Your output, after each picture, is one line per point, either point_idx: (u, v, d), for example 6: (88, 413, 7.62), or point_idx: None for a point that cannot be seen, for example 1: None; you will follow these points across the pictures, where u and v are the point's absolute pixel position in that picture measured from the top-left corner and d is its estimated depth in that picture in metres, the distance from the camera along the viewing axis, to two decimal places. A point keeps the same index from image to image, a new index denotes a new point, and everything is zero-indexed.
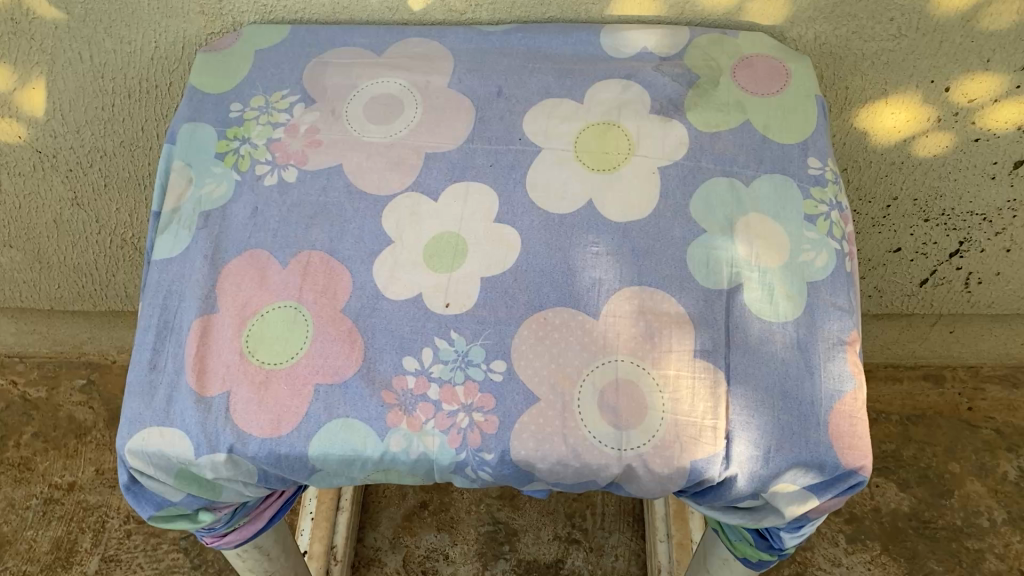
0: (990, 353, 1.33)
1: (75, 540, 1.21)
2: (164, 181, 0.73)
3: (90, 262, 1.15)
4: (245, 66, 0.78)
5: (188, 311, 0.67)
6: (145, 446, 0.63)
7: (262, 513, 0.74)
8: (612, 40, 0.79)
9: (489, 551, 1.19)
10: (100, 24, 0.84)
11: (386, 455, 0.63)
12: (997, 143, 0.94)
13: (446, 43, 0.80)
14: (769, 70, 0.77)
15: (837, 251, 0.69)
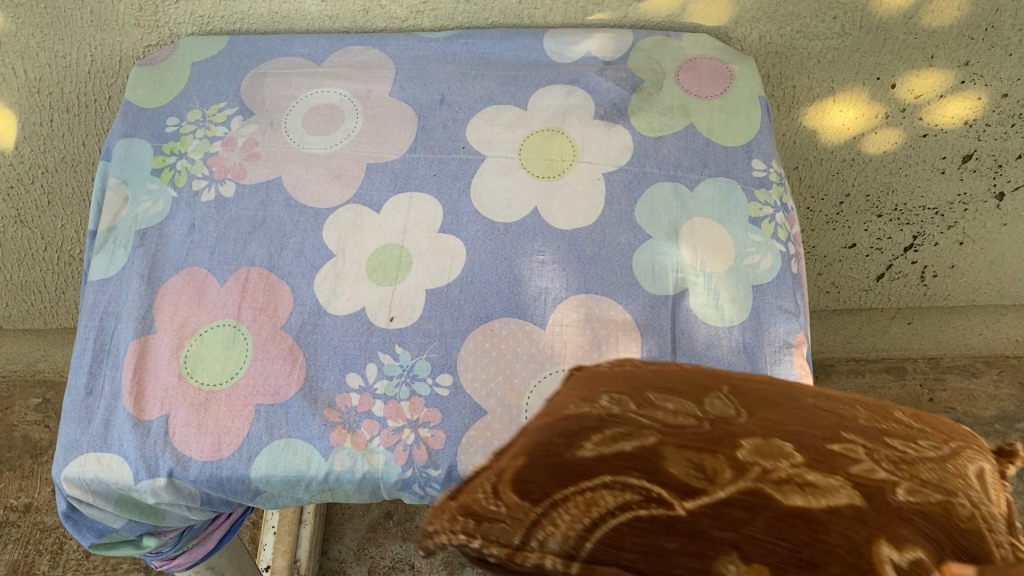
0: (950, 344, 1.34)
1: (32, 562, 1.18)
2: (100, 199, 0.71)
3: (38, 280, 1.12)
4: (181, 79, 0.77)
5: (125, 333, 0.65)
6: (82, 473, 0.61)
7: (212, 535, 0.72)
8: (555, 44, 0.79)
9: (456, 559, 1.18)
10: (32, 38, 0.82)
11: (331, 475, 0.61)
12: (945, 138, 0.94)
13: (387, 51, 0.79)
14: (711, 72, 0.76)
15: (781, 253, 0.68)
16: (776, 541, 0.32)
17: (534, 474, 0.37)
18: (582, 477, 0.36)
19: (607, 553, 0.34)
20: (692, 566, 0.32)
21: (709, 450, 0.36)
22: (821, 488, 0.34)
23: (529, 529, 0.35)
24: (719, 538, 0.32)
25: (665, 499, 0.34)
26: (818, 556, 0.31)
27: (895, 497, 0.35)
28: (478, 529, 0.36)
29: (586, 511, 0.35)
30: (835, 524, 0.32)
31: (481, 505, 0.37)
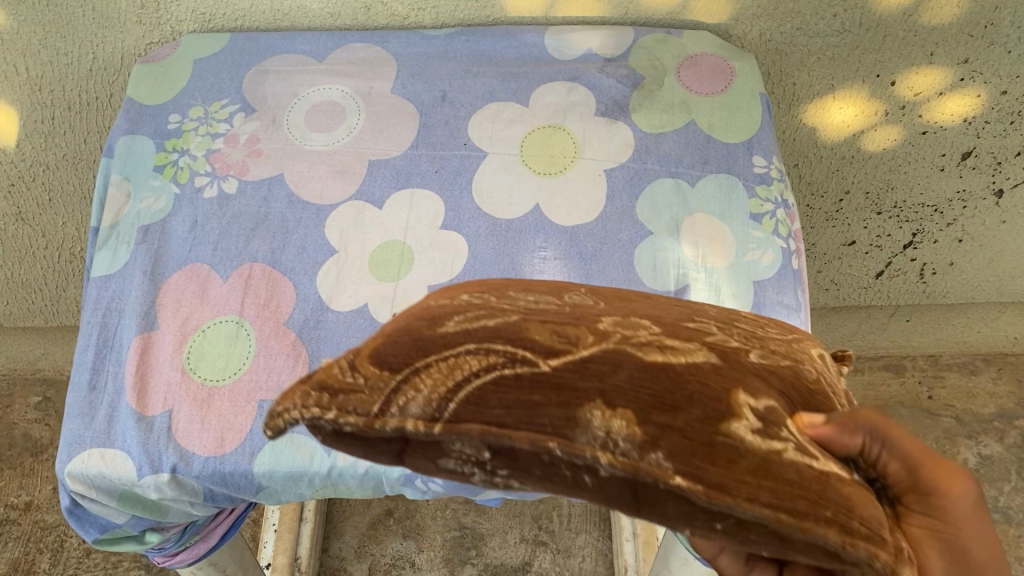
0: (948, 341, 1.34)
1: (33, 560, 1.18)
2: (102, 195, 0.72)
3: (39, 278, 1.13)
4: (183, 77, 0.77)
5: (128, 330, 0.65)
6: (85, 468, 0.61)
7: (214, 531, 0.72)
8: (556, 41, 0.79)
9: (456, 556, 1.17)
10: (34, 35, 0.82)
11: (334, 470, 0.61)
12: (944, 135, 0.94)
13: (388, 48, 0.79)
14: (712, 69, 0.77)
15: (782, 249, 0.68)
16: (640, 389, 0.32)
17: (394, 347, 0.34)
18: (444, 346, 0.34)
19: (472, 413, 0.31)
20: (557, 415, 0.31)
21: (574, 323, 0.36)
22: (678, 349, 0.35)
23: (388, 396, 0.32)
24: (585, 388, 0.32)
25: (530, 359, 0.33)
26: (682, 402, 0.32)
27: (745, 360, 0.37)
28: (334, 399, 0.33)
29: (450, 374, 0.32)
30: (695, 375, 0.33)
31: (336, 378, 0.34)
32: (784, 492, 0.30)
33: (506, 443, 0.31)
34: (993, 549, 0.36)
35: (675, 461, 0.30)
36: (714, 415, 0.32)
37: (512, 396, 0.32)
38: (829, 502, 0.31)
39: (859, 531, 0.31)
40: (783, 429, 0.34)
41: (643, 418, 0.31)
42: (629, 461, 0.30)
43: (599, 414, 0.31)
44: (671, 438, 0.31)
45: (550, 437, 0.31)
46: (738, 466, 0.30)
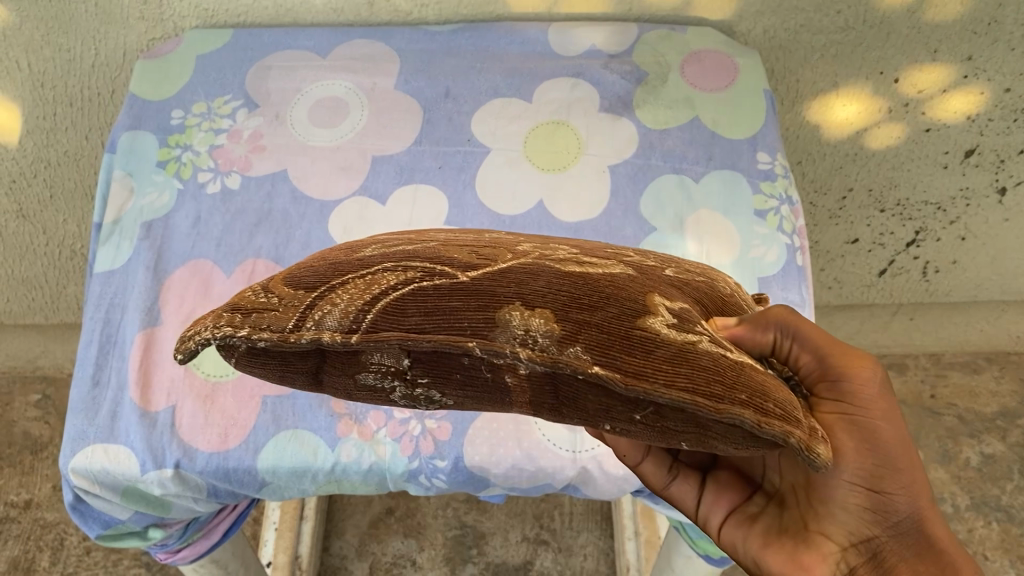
0: (951, 340, 1.34)
1: (33, 558, 1.17)
2: (105, 191, 0.71)
3: (39, 275, 1.12)
4: (186, 72, 0.77)
5: (130, 325, 0.65)
6: (89, 464, 0.60)
7: (216, 527, 0.72)
8: (560, 37, 0.79)
9: (457, 555, 1.17)
10: (37, 31, 0.81)
11: (338, 466, 0.61)
12: (947, 133, 0.94)
13: (392, 43, 0.79)
14: (716, 66, 0.77)
15: (787, 245, 0.68)
16: (559, 290, 0.31)
17: (310, 271, 0.34)
18: (363, 267, 0.33)
19: (389, 321, 0.30)
20: (476, 318, 0.30)
21: (495, 248, 0.36)
22: (591, 263, 0.35)
23: (304, 313, 0.31)
24: (503, 292, 0.31)
25: (448, 273, 0.32)
26: (598, 301, 0.31)
27: (660, 275, 0.38)
28: (246, 319, 0.32)
29: (368, 288, 0.31)
30: (609, 279, 0.33)
31: (251, 301, 0.33)
32: (700, 377, 0.30)
33: (425, 347, 0.30)
34: (891, 420, 0.42)
35: (594, 353, 0.29)
36: (630, 312, 0.31)
37: (428, 302, 0.30)
38: (743, 386, 0.30)
39: (773, 414, 0.30)
40: (698, 326, 0.33)
41: (561, 316, 0.30)
42: (547, 355, 0.29)
43: (517, 314, 0.30)
44: (590, 333, 0.30)
45: (469, 336, 0.29)
46: (654, 355, 0.30)
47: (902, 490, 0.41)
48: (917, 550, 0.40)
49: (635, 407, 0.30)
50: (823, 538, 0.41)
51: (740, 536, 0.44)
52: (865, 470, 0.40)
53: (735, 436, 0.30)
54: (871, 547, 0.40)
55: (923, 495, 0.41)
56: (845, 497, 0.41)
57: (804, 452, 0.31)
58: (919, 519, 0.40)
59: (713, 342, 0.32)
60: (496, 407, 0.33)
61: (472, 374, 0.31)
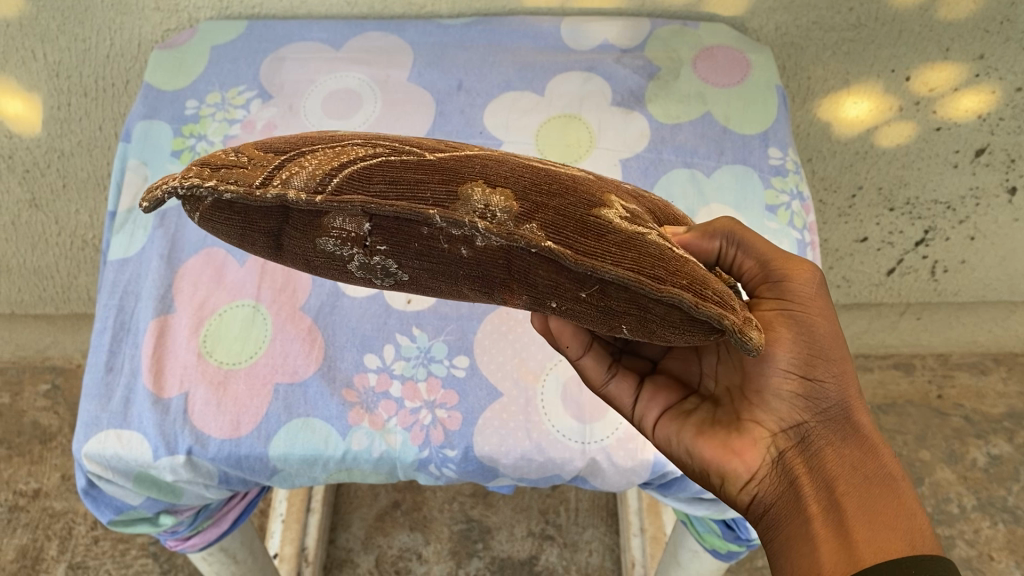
0: (958, 340, 1.34)
1: (42, 547, 1.17)
2: (119, 179, 0.72)
3: (51, 265, 1.13)
4: (201, 63, 0.78)
5: (144, 312, 0.66)
6: (102, 450, 0.61)
7: (226, 515, 0.73)
8: (573, 32, 0.79)
9: (463, 549, 1.17)
10: (53, 20, 0.82)
11: (349, 454, 0.61)
12: (958, 131, 0.94)
13: (405, 36, 0.79)
14: (728, 61, 0.77)
15: (797, 241, 0.68)
16: (521, 176, 0.34)
17: (279, 139, 0.36)
18: (336, 142, 0.35)
19: (356, 188, 0.32)
20: (440, 189, 0.32)
21: (453, 144, 0.38)
22: (552, 166, 0.38)
23: (270, 174, 0.33)
24: (468, 172, 0.33)
25: (413, 154, 0.35)
26: (557, 190, 0.34)
27: (615, 185, 0.40)
28: (214, 173, 0.34)
29: (336, 157, 0.33)
30: (568, 177, 0.36)
31: (219, 158, 0.35)
32: (645, 260, 0.33)
33: (387, 213, 0.32)
34: (827, 317, 0.48)
35: (547, 230, 0.32)
36: (586, 202, 0.34)
37: (393, 176, 0.33)
38: (685, 273, 0.34)
39: (710, 299, 0.34)
40: (648, 226, 0.36)
41: (520, 196, 0.33)
42: (505, 228, 0.32)
43: (479, 189, 0.32)
44: (546, 213, 0.33)
45: (430, 206, 0.32)
46: (605, 238, 0.33)
47: (833, 378, 0.47)
48: (843, 434, 0.46)
49: (582, 284, 0.33)
50: (754, 426, 0.47)
51: (673, 429, 0.49)
52: (798, 359, 0.46)
53: (672, 319, 0.34)
54: (799, 433, 0.47)
55: (850, 384, 0.47)
56: (779, 385, 0.47)
57: (739, 334, 0.34)
58: (846, 407, 0.47)
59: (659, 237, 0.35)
60: (453, 282, 0.35)
61: (429, 245, 0.33)
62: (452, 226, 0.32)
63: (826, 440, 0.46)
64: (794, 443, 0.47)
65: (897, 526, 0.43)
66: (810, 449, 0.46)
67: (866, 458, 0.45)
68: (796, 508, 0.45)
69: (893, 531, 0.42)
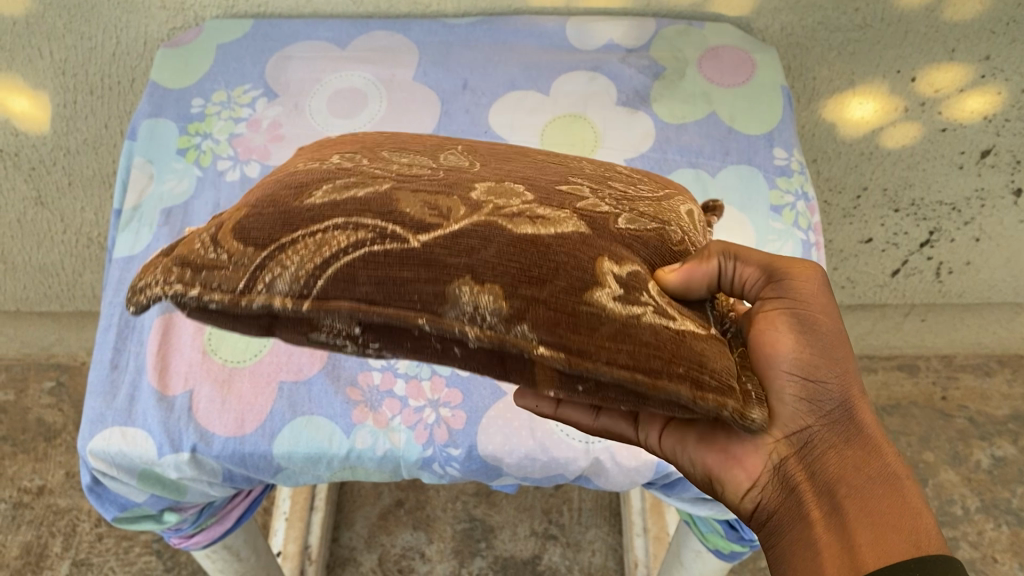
0: (962, 342, 1.34)
1: (45, 544, 1.17)
2: (125, 177, 0.72)
3: (56, 262, 1.13)
4: (207, 62, 0.78)
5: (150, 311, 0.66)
6: (107, 447, 0.61)
7: (230, 513, 0.73)
8: (579, 32, 0.79)
9: (466, 548, 1.17)
10: (60, 18, 0.82)
11: (352, 452, 0.61)
12: (963, 133, 0.94)
13: (410, 36, 0.80)
14: (734, 62, 0.77)
15: (802, 241, 0.67)
16: (507, 262, 0.36)
17: (256, 219, 0.39)
18: (313, 221, 0.38)
19: (340, 290, 0.36)
20: (426, 290, 0.35)
21: (448, 194, 0.40)
22: (551, 219, 0.40)
23: (253, 274, 0.36)
24: (454, 265, 0.36)
25: (400, 235, 0.37)
26: (546, 274, 0.36)
27: (615, 225, 0.42)
28: (196, 276, 0.37)
29: (317, 251, 0.37)
30: (561, 245, 0.38)
31: (199, 254, 0.38)
32: (641, 353, 0.35)
33: (376, 318, 0.35)
34: (830, 315, 0.46)
35: (537, 332, 0.35)
36: (578, 288, 0.36)
37: (384, 275, 0.36)
38: (682, 359, 0.36)
39: (710, 385, 0.36)
40: (644, 293, 0.38)
41: (509, 293, 0.36)
42: (496, 333, 0.35)
43: (469, 290, 0.35)
44: (536, 311, 0.35)
45: (418, 311, 0.35)
46: (599, 332, 0.35)
47: (835, 378, 0.45)
48: (846, 436, 0.44)
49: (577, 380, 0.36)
50: None
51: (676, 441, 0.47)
52: (802, 361, 0.44)
53: (674, 410, 0.36)
54: (803, 438, 0.44)
55: (851, 383, 0.45)
56: (783, 388, 0.44)
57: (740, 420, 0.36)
58: (849, 408, 0.45)
59: (656, 312, 0.37)
60: None
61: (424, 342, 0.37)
62: (441, 330, 0.35)
63: (829, 443, 0.44)
64: (796, 449, 0.44)
65: (902, 528, 0.41)
66: (811, 454, 0.44)
67: (871, 459, 0.43)
68: (798, 515, 0.44)
69: (897, 535, 0.41)
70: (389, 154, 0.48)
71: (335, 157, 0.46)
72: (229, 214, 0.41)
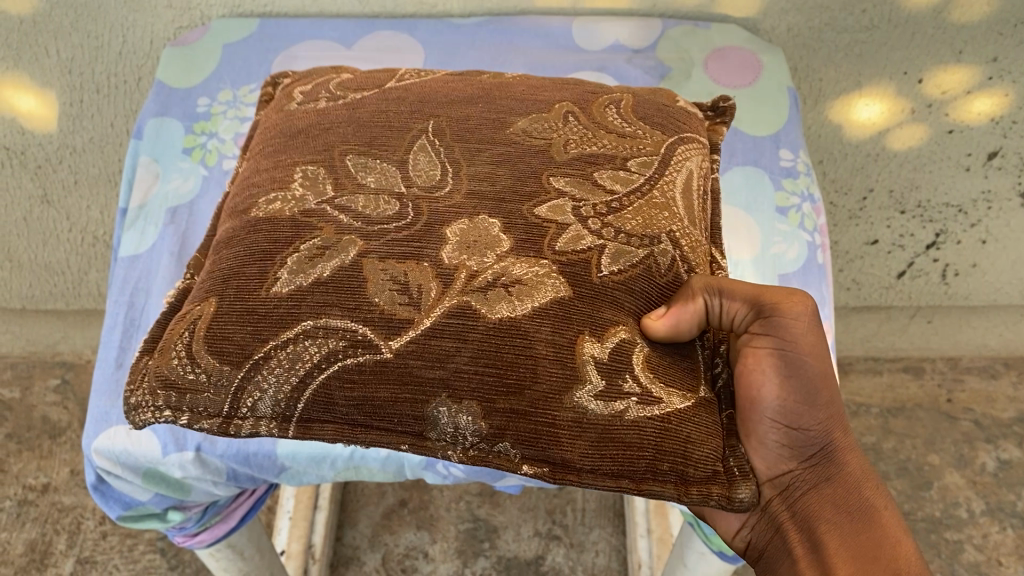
0: (968, 344, 1.33)
1: (50, 541, 1.18)
2: (131, 175, 0.72)
3: (61, 260, 1.13)
4: (212, 61, 0.78)
5: (154, 311, 0.65)
6: (112, 445, 0.61)
7: (234, 512, 0.73)
8: (585, 32, 0.79)
9: (469, 548, 1.17)
10: (67, 17, 0.82)
11: (356, 453, 0.61)
12: (970, 135, 0.93)
13: (416, 35, 0.80)
14: (740, 62, 0.77)
15: (808, 243, 0.67)
16: (483, 372, 0.44)
17: (230, 324, 0.47)
18: (288, 322, 0.46)
19: (323, 411, 0.45)
20: (408, 411, 0.45)
21: (411, 261, 0.47)
22: (529, 286, 0.46)
23: (235, 397, 0.46)
24: (433, 382, 0.44)
25: (372, 343, 0.45)
26: (519, 380, 0.44)
27: (599, 273, 0.47)
28: (183, 399, 0.46)
29: (296, 367, 0.45)
30: (538, 331, 0.45)
31: (179, 376, 0.46)
32: (620, 458, 0.44)
33: (365, 440, 0.45)
34: (818, 352, 0.49)
35: (518, 447, 0.44)
36: (552, 393, 0.44)
37: (361, 396, 0.45)
38: (666, 457, 0.44)
39: (696, 478, 0.44)
40: (627, 377, 0.45)
41: (488, 412, 0.44)
42: (479, 453, 0.45)
43: (447, 410, 0.44)
44: (515, 427, 0.44)
45: (405, 438, 0.45)
46: (581, 441, 0.44)
47: (818, 421, 0.50)
48: (826, 478, 0.50)
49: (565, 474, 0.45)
50: None
51: None
52: (787, 409, 0.49)
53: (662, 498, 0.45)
54: (786, 480, 0.50)
55: (836, 423, 0.50)
56: (767, 434, 0.49)
57: (728, 503, 0.44)
58: (830, 449, 0.50)
59: (641, 402, 0.45)
60: None
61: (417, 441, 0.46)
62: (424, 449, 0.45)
63: (811, 484, 0.50)
64: (779, 490, 0.51)
65: (880, 561, 0.47)
66: (793, 496, 0.50)
67: (848, 495, 0.50)
68: (783, 551, 0.51)
69: (875, 566, 0.47)
70: (353, 164, 0.53)
71: (298, 177, 0.53)
72: (199, 303, 0.48)
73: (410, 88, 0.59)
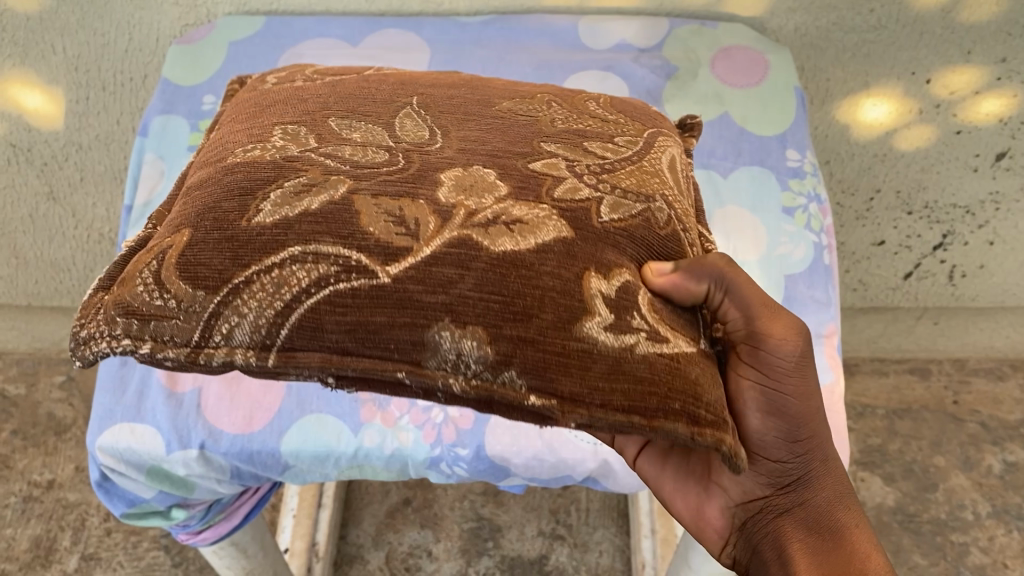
0: (975, 346, 1.32)
1: (55, 538, 1.18)
2: (137, 173, 0.72)
3: (67, 258, 1.13)
4: (217, 59, 0.78)
5: None
6: (116, 442, 0.61)
7: (238, 509, 0.73)
8: (591, 31, 0.79)
9: (473, 547, 1.17)
10: (73, 14, 0.82)
11: (360, 451, 0.61)
12: (978, 135, 0.93)
13: (423, 35, 0.79)
14: (748, 62, 0.77)
15: (814, 244, 0.67)
16: (488, 299, 0.41)
17: (208, 252, 0.43)
18: (275, 246, 0.43)
19: (310, 339, 0.41)
20: (404, 337, 0.41)
21: (406, 199, 0.45)
22: (531, 225, 0.45)
23: (207, 328, 0.42)
24: (435, 308, 0.41)
25: (367, 268, 0.42)
26: (526, 311, 0.42)
27: (600, 219, 0.47)
28: (147, 331, 0.43)
29: (281, 292, 0.42)
30: (543, 265, 0.43)
31: (145, 303, 0.43)
32: (632, 393, 0.41)
33: (353, 371, 0.41)
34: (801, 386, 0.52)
35: (525, 377, 0.40)
36: (560, 324, 0.42)
37: (354, 321, 0.41)
38: (677, 394, 0.42)
39: (705, 419, 0.42)
40: (636, 312, 0.44)
41: (493, 340, 0.41)
42: (484, 384, 0.40)
43: (450, 334, 0.41)
44: (523, 354, 0.41)
45: (401, 366, 0.40)
46: (591, 373, 0.41)
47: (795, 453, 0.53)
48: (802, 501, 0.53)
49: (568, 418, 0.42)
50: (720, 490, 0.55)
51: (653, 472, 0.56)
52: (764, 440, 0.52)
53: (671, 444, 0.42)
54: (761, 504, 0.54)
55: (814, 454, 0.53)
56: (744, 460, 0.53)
57: (733, 458, 0.43)
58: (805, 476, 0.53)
59: (651, 338, 0.43)
60: None
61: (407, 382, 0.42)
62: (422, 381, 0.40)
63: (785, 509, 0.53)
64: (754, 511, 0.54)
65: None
66: (766, 518, 0.54)
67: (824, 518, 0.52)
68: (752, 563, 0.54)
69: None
70: (336, 124, 0.51)
71: (277, 133, 0.50)
72: (171, 235, 0.45)
73: (389, 75, 0.58)
